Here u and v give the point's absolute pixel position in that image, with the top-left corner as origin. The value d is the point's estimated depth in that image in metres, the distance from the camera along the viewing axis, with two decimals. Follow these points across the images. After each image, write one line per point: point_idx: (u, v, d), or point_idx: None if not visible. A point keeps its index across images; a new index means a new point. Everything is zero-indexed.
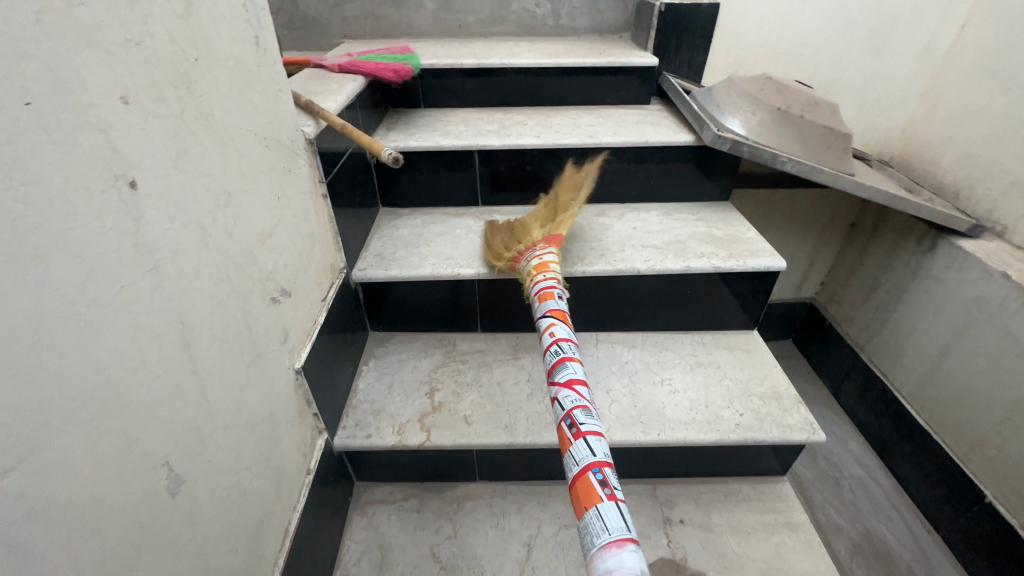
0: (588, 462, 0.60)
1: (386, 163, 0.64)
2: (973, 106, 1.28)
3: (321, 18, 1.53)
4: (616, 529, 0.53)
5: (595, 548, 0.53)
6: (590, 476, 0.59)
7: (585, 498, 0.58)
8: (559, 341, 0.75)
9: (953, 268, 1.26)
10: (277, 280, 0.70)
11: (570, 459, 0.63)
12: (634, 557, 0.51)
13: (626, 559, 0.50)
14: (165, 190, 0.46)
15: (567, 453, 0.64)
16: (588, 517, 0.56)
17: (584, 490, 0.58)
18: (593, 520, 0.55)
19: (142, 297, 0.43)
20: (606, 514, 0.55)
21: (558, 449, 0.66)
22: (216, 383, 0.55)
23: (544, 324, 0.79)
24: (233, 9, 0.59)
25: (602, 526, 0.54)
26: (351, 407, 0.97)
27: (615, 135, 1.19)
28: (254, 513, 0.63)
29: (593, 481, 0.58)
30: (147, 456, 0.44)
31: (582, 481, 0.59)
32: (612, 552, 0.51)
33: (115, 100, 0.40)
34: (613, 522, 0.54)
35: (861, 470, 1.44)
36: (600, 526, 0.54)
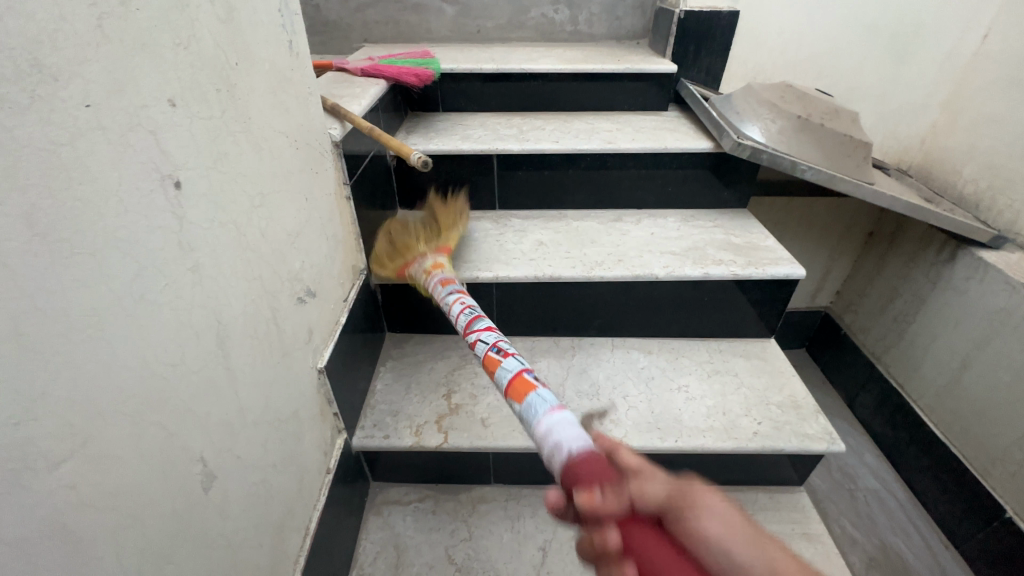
0: (521, 367, 0.69)
1: (414, 166, 0.64)
2: (995, 115, 1.27)
3: (342, 23, 1.55)
4: (551, 403, 0.61)
5: (537, 416, 0.59)
6: (526, 374, 0.67)
7: (523, 389, 0.65)
8: (466, 301, 0.84)
9: (974, 279, 1.25)
10: (304, 280, 0.71)
11: (501, 371, 0.70)
12: (570, 415, 0.58)
13: (565, 414, 0.57)
14: (206, 190, 0.47)
15: (496, 370, 0.71)
16: (529, 401, 0.62)
17: (521, 387, 0.65)
18: (534, 400, 0.62)
19: (182, 293, 0.44)
20: (543, 394, 0.62)
21: (487, 375, 0.72)
22: (247, 380, 0.56)
23: (451, 297, 0.88)
24: (270, 15, 0.61)
25: (541, 401, 0.61)
26: (369, 408, 0.97)
27: (634, 141, 1.19)
28: (278, 510, 0.64)
29: (530, 375, 0.66)
30: (184, 450, 0.45)
31: (519, 379, 0.67)
32: (555, 413, 0.58)
33: (163, 102, 0.41)
34: (546, 397, 0.62)
35: (877, 482, 1.42)
36: (540, 402, 0.61)
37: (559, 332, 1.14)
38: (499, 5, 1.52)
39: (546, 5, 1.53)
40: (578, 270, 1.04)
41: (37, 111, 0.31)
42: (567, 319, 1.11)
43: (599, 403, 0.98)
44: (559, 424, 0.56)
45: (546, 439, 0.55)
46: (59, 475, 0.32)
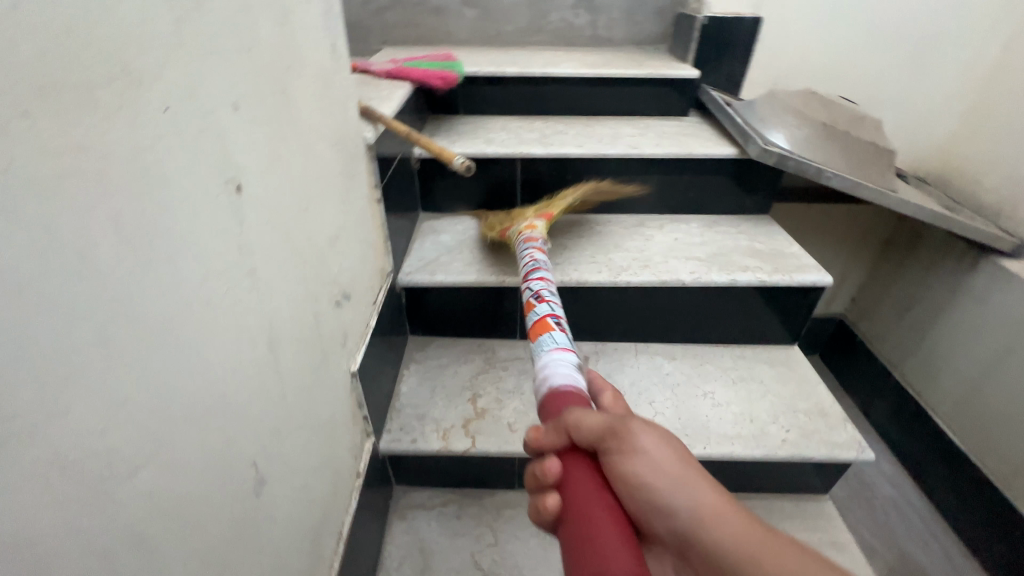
0: (547, 313, 0.79)
1: (457, 171, 0.64)
2: (1018, 124, 1.28)
3: (362, 25, 1.55)
4: (561, 344, 0.71)
5: (545, 351, 0.70)
6: (549, 320, 0.77)
7: (540, 331, 0.76)
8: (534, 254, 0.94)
9: (997, 288, 1.24)
10: (340, 283, 0.71)
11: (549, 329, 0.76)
12: (572, 357, 0.69)
13: (568, 355, 0.69)
14: (262, 193, 0.47)
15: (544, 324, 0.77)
16: (541, 339, 0.74)
17: (541, 329, 0.76)
18: (548, 341, 0.72)
19: (241, 298, 0.44)
20: (558, 337, 0.73)
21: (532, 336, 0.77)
22: (292, 384, 0.56)
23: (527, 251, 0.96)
24: (317, 18, 0.61)
25: (553, 341, 0.72)
26: (394, 411, 0.97)
27: (658, 146, 1.19)
28: (316, 514, 0.64)
29: (550, 320, 0.77)
30: (240, 455, 0.44)
31: (542, 323, 0.77)
32: (560, 352, 0.69)
33: (228, 105, 0.41)
34: (557, 339, 0.72)
35: (894, 490, 1.42)
36: (551, 341, 0.72)
37: (582, 336, 1.13)
38: (520, 9, 1.53)
39: (566, 10, 1.53)
40: (604, 275, 1.04)
41: (125, 116, 0.31)
42: (591, 324, 1.11)
43: None
44: (559, 360, 0.67)
45: (542, 371, 0.67)
46: (136, 481, 0.33)
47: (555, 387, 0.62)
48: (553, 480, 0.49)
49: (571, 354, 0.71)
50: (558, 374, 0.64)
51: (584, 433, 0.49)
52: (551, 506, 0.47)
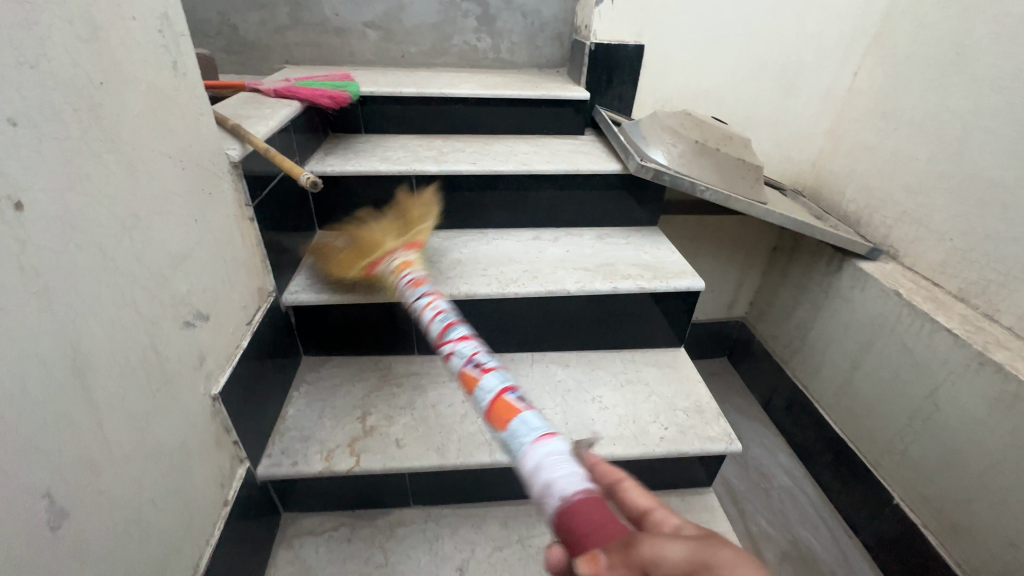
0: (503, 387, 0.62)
1: (304, 186, 0.65)
2: (868, 142, 1.44)
3: (262, 44, 1.53)
4: (545, 429, 0.54)
5: (524, 446, 0.51)
6: (506, 395, 0.61)
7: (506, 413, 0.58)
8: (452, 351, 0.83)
9: (857, 288, 1.38)
10: (192, 303, 0.69)
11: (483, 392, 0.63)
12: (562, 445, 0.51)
13: (557, 444, 0.50)
14: (58, 211, 0.46)
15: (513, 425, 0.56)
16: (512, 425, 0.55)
17: (504, 413, 0.58)
18: (518, 421, 0.56)
19: (26, 319, 0.42)
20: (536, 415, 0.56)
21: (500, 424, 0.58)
22: (115, 409, 0.53)
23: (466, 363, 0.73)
24: (148, 36, 0.60)
25: (528, 427, 0.54)
26: (278, 434, 0.94)
27: (549, 163, 1.25)
28: (157, 547, 0.60)
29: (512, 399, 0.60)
30: (23, 486, 0.42)
31: (502, 402, 0.60)
32: (544, 442, 0.51)
33: (2, 122, 0.40)
34: (535, 422, 0.54)
35: (789, 479, 1.52)
36: (526, 429, 0.54)
37: None
38: (424, 32, 1.57)
39: (468, 34, 1.58)
40: (493, 288, 1.06)
41: None
42: (486, 336, 1.13)
43: None
44: (550, 456, 0.49)
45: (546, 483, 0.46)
46: None
47: (565, 499, 0.43)
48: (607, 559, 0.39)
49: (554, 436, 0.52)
50: (563, 482, 0.45)
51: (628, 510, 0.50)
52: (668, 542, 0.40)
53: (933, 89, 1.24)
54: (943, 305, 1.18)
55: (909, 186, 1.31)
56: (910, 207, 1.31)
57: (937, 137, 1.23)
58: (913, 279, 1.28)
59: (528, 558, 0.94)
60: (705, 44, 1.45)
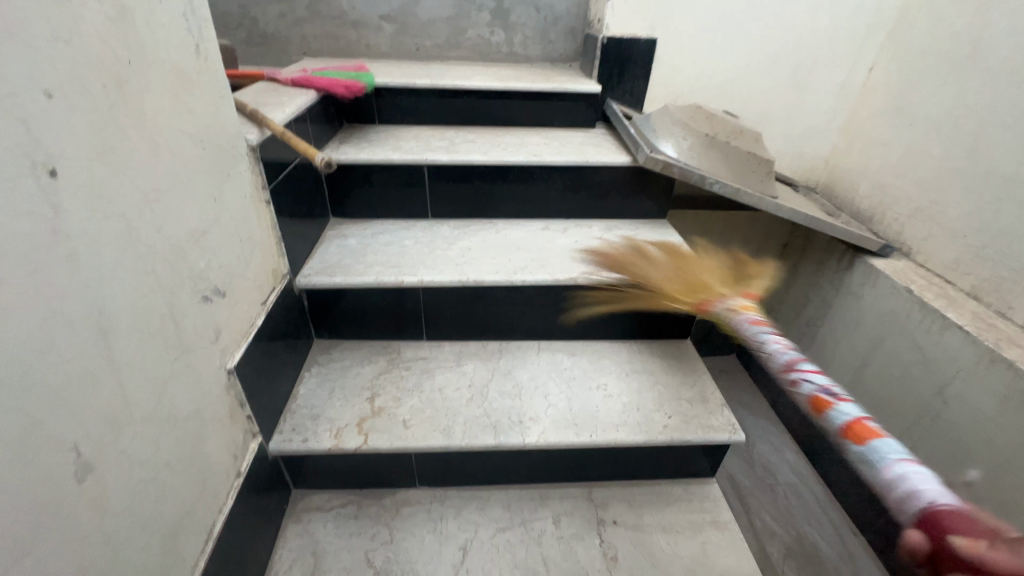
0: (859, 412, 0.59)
1: (319, 167, 0.67)
2: (882, 139, 1.43)
3: (281, 36, 1.57)
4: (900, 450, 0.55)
5: (886, 461, 0.53)
6: (869, 422, 0.57)
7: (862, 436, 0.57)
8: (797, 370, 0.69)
9: (868, 285, 1.37)
10: (210, 279, 0.72)
11: (834, 413, 0.60)
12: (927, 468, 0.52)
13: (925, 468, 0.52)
14: (87, 180, 0.48)
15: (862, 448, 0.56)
16: (874, 445, 0.55)
17: (861, 430, 0.57)
18: (866, 443, 0.56)
19: (55, 279, 0.45)
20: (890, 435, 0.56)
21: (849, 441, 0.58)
22: (135, 373, 0.56)
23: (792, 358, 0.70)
24: (173, 19, 0.62)
25: (887, 448, 0.54)
26: (290, 412, 0.97)
27: (558, 154, 1.26)
28: (172, 510, 0.63)
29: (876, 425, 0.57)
30: (49, 437, 0.44)
31: (861, 425, 0.57)
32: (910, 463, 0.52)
33: (37, 93, 0.43)
34: (897, 444, 0.55)
35: (795, 476, 1.52)
36: (888, 451, 0.54)
37: (487, 335, 1.17)
38: (438, 25, 1.59)
39: (482, 27, 1.60)
40: (501, 275, 1.08)
41: None
42: (493, 323, 1.15)
43: (521, 402, 1.02)
44: (918, 475, 0.51)
45: (906, 488, 0.51)
46: None
47: (933, 506, 0.48)
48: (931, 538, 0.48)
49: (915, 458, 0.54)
50: (932, 492, 0.49)
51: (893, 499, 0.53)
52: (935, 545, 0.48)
53: (950, 85, 1.22)
54: (955, 302, 1.17)
55: (924, 182, 1.29)
56: (925, 203, 1.29)
57: (953, 133, 1.22)
58: (925, 276, 1.27)
59: (531, 540, 0.95)
60: (719, 38, 1.45)
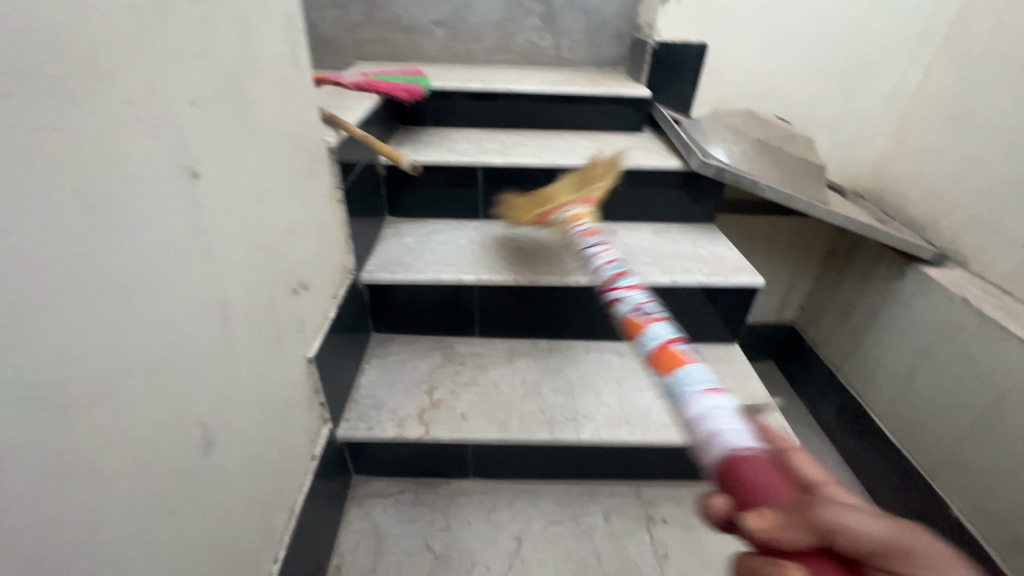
0: (666, 337, 0.68)
1: (405, 169, 0.71)
2: (935, 145, 1.40)
3: (336, 40, 1.63)
4: (708, 382, 0.58)
5: (691, 394, 0.56)
6: (673, 346, 0.66)
7: (669, 363, 0.63)
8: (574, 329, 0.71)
9: (920, 293, 1.35)
10: (298, 273, 0.77)
11: (644, 337, 0.70)
12: (728, 400, 0.54)
13: (724, 399, 0.54)
14: (218, 181, 0.53)
15: (672, 374, 0.61)
16: (683, 370, 0.60)
17: (671, 358, 0.63)
18: (683, 374, 0.60)
19: (196, 271, 0.50)
20: (701, 368, 0.60)
21: (660, 369, 0.64)
22: (245, 358, 0.61)
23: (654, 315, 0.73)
24: (277, 31, 0.67)
25: (693, 378, 0.58)
26: (354, 402, 1.02)
27: (609, 158, 1.28)
28: (267, 487, 0.68)
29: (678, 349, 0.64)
30: (189, 412, 0.49)
31: (666, 350, 0.65)
32: (714, 394, 0.55)
33: (188, 103, 0.48)
34: (700, 375, 0.59)
35: (837, 485, 1.50)
36: (693, 377, 0.59)
37: (537, 334, 1.20)
38: (487, 30, 1.62)
39: (530, 32, 1.63)
40: (555, 275, 1.11)
41: (89, 103, 0.36)
42: (544, 322, 1.18)
43: (573, 400, 1.04)
44: (719, 411, 0.52)
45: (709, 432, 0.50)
46: (85, 416, 0.37)
47: (734, 452, 0.46)
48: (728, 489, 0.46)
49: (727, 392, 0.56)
50: (732, 436, 0.48)
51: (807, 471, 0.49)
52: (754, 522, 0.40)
53: (1010, 91, 1.19)
54: (1014, 313, 1.15)
55: (981, 190, 1.26)
56: (981, 212, 1.26)
57: (1012, 142, 1.19)
58: (982, 286, 1.25)
59: (582, 533, 0.98)
60: (769, 43, 1.45)
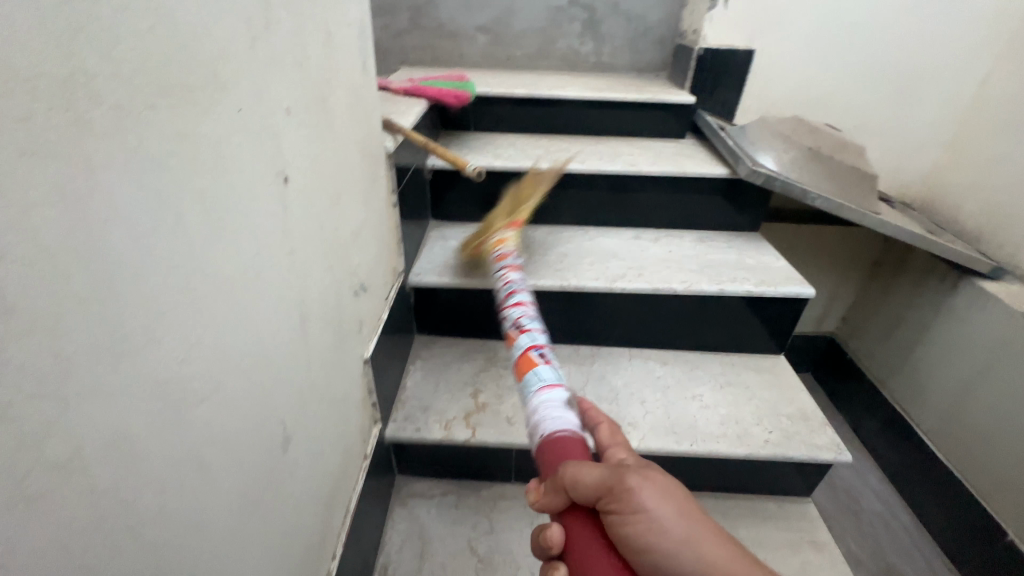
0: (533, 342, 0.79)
1: (470, 175, 0.72)
2: (993, 155, 1.35)
3: (382, 46, 1.66)
4: (553, 379, 0.71)
5: (533, 392, 0.69)
6: (533, 353, 0.77)
7: (525, 366, 0.74)
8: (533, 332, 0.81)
9: (976, 308, 1.30)
10: (359, 276, 0.78)
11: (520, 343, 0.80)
12: (562, 394, 0.68)
13: (557, 394, 0.67)
14: (302, 186, 0.55)
15: (529, 373, 0.73)
16: (535, 369, 0.73)
17: (526, 364, 0.75)
18: (534, 373, 0.72)
19: (282, 272, 0.52)
20: (549, 368, 0.72)
21: (519, 372, 0.75)
22: (317, 357, 0.62)
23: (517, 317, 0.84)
24: (352, 40, 0.69)
25: (539, 378, 0.70)
26: (401, 402, 1.03)
27: (655, 164, 1.27)
28: (330, 484, 0.69)
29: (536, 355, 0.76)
30: (273, 410, 0.51)
31: (527, 357, 0.76)
32: (549, 391, 0.68)
33: (283, 111, 0.49)
34: (546, 374, 0.71)
35: (880, 504, 1.44)
36: (538, 378, 0.70)
37: (579, 340, 1.20)
38: (530, 36, 1.63)
39: (572, 38, 1.64)
40: (601, 281, 1.11)
41: (212, 113, 0.38)
42: (588, 329, 1.17)
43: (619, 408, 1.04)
44: (550, 403, 0.65)
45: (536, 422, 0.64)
46: (199, 411, 0.39)
47: (554, 435, 0.60)
48: (529, 472, 0.57)
49: (558, 388, 0.69)
50: (553, 424, 0.62)
51: (581, 490, 0.50)
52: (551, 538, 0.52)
53: None
54: None
55: None
56: None
57: None
58: None
59: None
60: (819, 49, 1.42)
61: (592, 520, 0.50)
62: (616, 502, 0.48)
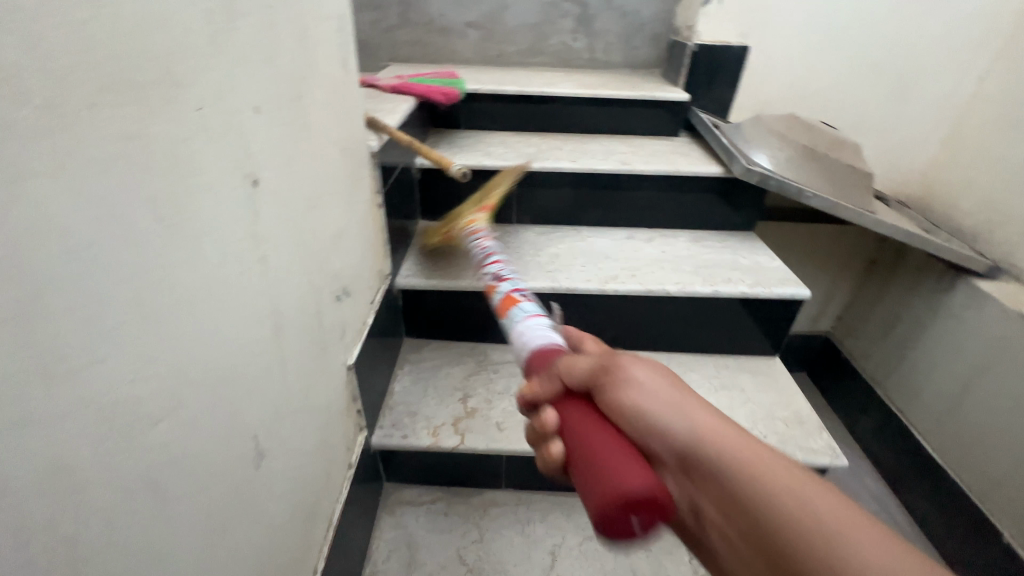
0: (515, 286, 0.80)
1: (454, 176, 0.69)
2: (991, 153, 1.34)
3: (371, 42, 1.62)
4: (535, 311, 0.73)
5: (518, 320, 0.70)
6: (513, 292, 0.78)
7: (507, 306, 0.76)
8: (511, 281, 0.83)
9: (973, 308, 1.29)
10: (341, 280, 0.75)
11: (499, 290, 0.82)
12: (546, 321, 0.69)
13: (542, 320, 0.69)
14: (275, 189, 0.52)
15: (510, 312, 0.74)
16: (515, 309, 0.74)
17: (508, 304, 0.76)
18: (516, 310, 0.73)
19: (253, 281, 0.49)
20: (530, 303, 0.74)
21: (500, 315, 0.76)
22: (293, 367, 0.60)
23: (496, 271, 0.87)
24: (331, 35, 0.66)
25: (523, 311, 0.72)
26: (388, 408, 1.00)
27: (648, 163, 1.25)
28: (310, 497, 0.67)
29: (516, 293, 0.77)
30: (243, 425, 0.48)
31: (509, 298, 0.78)
32: (534, 319, 0.69)
33: (251, 110, 0.47)
34: (529, 308, 0.73)
35: (875, 505, 1.43)
36: (520, 312, 0.72)
37: None
38: (522, 31, 1.60)
39: (565, 34, 1.61)
40: (593, 283, 1.08)
41: (166, 113, 0.36)
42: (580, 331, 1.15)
43: None
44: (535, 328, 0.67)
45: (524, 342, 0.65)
46: (155, 432, 0.36)
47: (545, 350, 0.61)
48: (555, 430, 0.50)
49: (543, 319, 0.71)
50: (539, 339, 0.64)
51: (575, 376, 0.51)
52: (553, 453, 0.49)
53: None
54: None
55: None
56: None
57: None
58: None
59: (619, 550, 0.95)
60: (816, 45, 1.40)
61: (649, 495, 0.39)
62: (706, 450, 0.46)
